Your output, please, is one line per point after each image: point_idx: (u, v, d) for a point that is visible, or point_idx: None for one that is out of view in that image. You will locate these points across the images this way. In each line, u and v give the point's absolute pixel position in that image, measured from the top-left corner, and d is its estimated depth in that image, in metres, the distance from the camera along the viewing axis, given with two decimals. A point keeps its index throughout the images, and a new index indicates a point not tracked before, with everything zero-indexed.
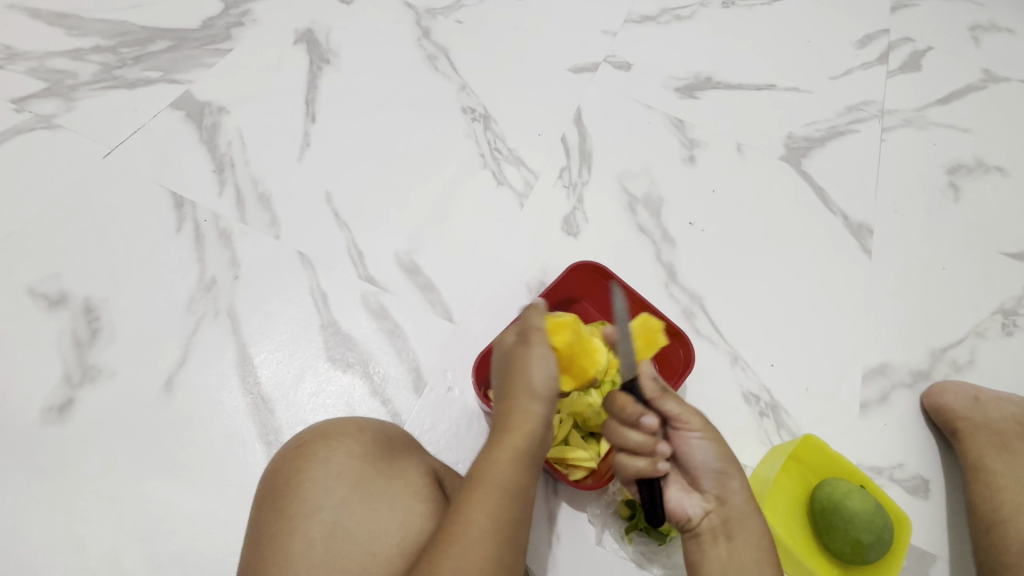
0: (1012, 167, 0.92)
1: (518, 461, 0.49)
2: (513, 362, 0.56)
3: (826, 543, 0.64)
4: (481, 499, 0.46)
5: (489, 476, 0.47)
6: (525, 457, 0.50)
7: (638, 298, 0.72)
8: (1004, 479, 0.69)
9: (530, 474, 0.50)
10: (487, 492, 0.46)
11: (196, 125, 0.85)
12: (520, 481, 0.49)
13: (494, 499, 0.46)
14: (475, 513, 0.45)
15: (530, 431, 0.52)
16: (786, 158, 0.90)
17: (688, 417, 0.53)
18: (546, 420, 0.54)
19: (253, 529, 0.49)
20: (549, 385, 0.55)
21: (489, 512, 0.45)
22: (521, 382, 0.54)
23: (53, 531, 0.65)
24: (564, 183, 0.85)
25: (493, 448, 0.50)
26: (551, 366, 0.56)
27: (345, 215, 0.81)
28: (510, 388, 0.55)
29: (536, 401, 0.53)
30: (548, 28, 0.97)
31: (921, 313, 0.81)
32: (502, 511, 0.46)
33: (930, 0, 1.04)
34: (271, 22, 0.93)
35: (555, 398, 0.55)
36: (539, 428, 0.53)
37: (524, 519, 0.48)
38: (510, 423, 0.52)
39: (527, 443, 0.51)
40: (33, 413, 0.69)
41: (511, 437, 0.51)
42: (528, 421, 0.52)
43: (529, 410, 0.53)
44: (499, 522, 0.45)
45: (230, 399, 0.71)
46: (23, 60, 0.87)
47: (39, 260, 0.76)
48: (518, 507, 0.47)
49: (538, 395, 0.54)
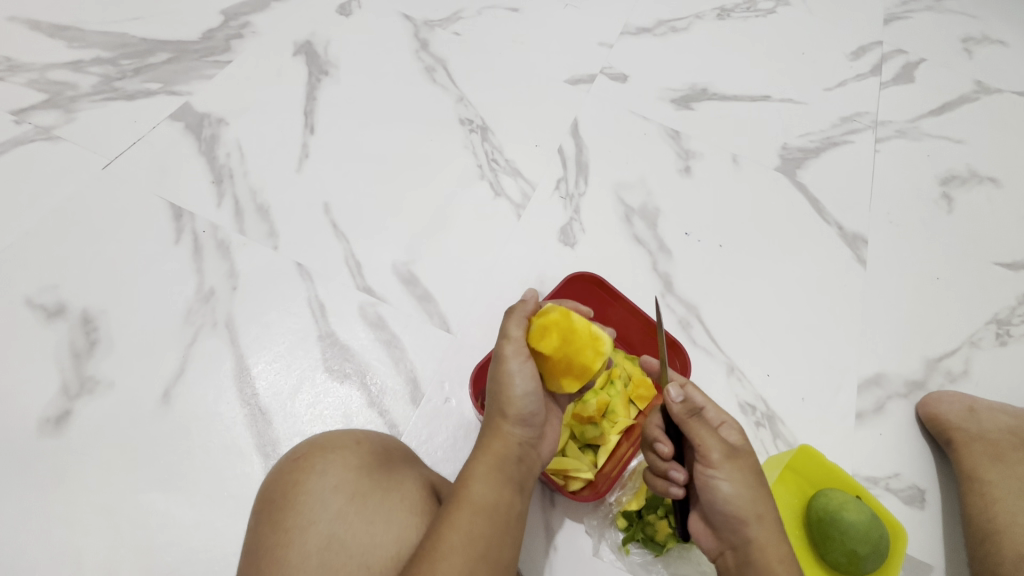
0: (1005, 178, 0.92)
1: (497, 480, 0.50)
2: (494, 381, 0.57)
3: (822, 554, 0.64)
4: (467, 519, 0.46)
5: (470, 496, 0.48)
6: (506, 475, 0.51)
7: (637, 312, 0.73)
8: (1000, 489, 0.69)
9: (515, 493, 0.50)
10: (467, 511, 0.46)
11: (195, 137, 0.86)
12: (502, 500, 0.49)
13: (479, 518, 0.46)
14: (458, 533, 0.45)
15: (508, 451, 0.53)
16: (781, 169, 0.91)
17: (711, 449, 0.54)
18: (523, 442, 0.54)
19: (250, 540, 0.49)
20: (526, 402, 0.55)
21: (475, 533, 0.45)
22: (500, 404, 0.55)
23: (50, 543, 0.65)
24: (561, 194, 0.86)
25: (473, 467, 0.50)
26: (530, 383, 0.56)
27: (344, 226, 0.82)
28: (490, 408, 0.56)
29: (510, 421, 0.54)
30: (546, 40, 0.98)
31: (916, 322, 0.82)
32: (486, 531, 0.46)
33: (923, 13, 1.05)
34: (270, 34, 0.94)
35: (532, 414, 0.55)
36: (515, 447, 0.53)
37: (513, 539, 0.48)
38: (489, 442, 0.53)
39: (503, 462, 0.51)
40: (30, 424, 0.69)
41: (490, 457, 0.51)
42: (504, 440, 0.53)
43: (503, 428, 0.54)
44: (483, 543, 0.45)
45: (228, 410, 0.71)
46: (24, 71, 0.88)
47: (38, 271, 0.76)
48: (503, 528, 0.47)
49: (514, 416, 0.54)
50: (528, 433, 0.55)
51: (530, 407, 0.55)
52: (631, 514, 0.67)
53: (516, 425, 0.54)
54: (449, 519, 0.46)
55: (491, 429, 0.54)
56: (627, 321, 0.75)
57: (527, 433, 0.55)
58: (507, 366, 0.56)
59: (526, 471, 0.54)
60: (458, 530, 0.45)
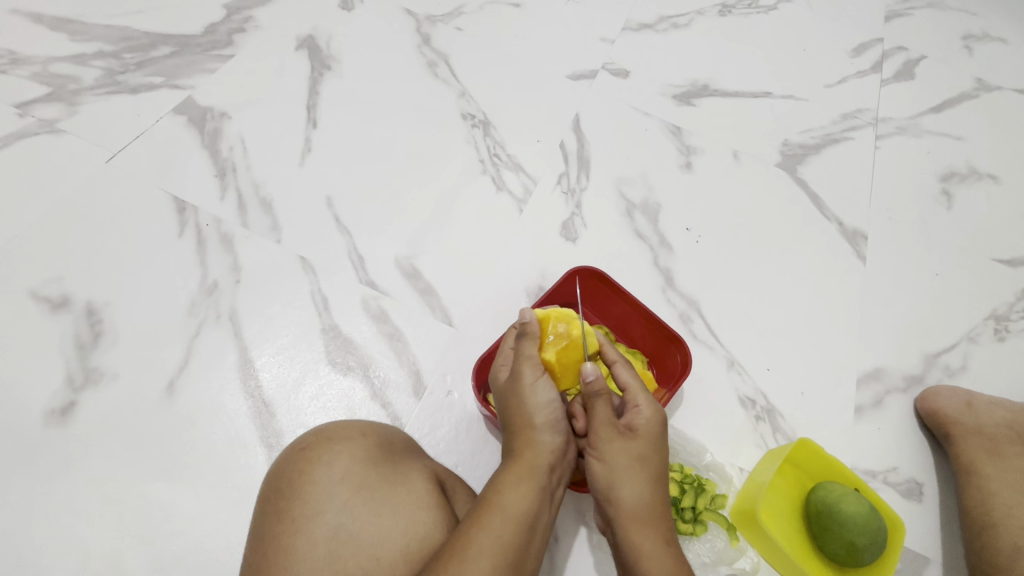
0: (1004, 175, 0.93)
1: (530, 490, 0.50)
2: (512, 395, 0.58)
3: (821, 545, 0.64)
4: (496, 522, 0.47)
5: (503, 505, 0.48)
6: (538, 487, 0.51)
7: (639, 306, 0.73)
8: (997, 482, 0.70)
9: (544, 506, 0.51)
10: (501, 520, 0.47)
11: (198, 130, 0.86)
12: (534, 511, 0.49)
13: (509, 526, 0.47)
14: (488, 538, 0.45)
15: (540, 460, 0.53)
16: (781, 165, 0.91)
17: (599, 426, 0.56)
18: (556, 453, 0.55)
19: (256, 527, 0.50)
20: (551, 413, 0.56)
21: (507, 538, 0.46)
22: (526, 414, 0.56)
23: (56, 531, 0.65)
24: (563, 189, 0.86)
25: (505, 477, 0.51)
26: (553, 393, 0.57)
27: (346, 221, 0.82)
28: (514, 419, 0.57)
29: (540, 431, 0.55)
30: (548, 34, 0.98)
31: (914, 316, 0.83)
32: (517, 541, 0.46)
33: (923, 9, 1.06)
34: (273, 29, 0.94)
35: (560, 423, 0.56)
36: (546, 458, 0.54)
37: (538, 549, 0.49)
38: (519, 453, 0.54)
39: (536, 473, 0.52)
40: (34, 415, 0.69)
41: (522, 466, 0.52)
42: (535, 451, 0.54)
43: (535, 439, 0.55)
44: (514, 549, 0.46)
45: (232, 402, 0.72)
46: (27, 64, 0.88)
47: (42, 264, 0.76)
48: (531, 536, 0.48)
49: (543, 427, 0.56)
50: (559, 441, 0.56)
51: (558, 416, 0.57)
52: None
53: (546, 434, 0.55)
54: (480, 524, 0.46)
55: (523, 440, 0.55)
56: (628, 316, 0.75)
57: (560, 439, 0.56)
58: (525, 379, 0.57)
59: (556, 482, 0.54)
60: (488, 534, 0.46)
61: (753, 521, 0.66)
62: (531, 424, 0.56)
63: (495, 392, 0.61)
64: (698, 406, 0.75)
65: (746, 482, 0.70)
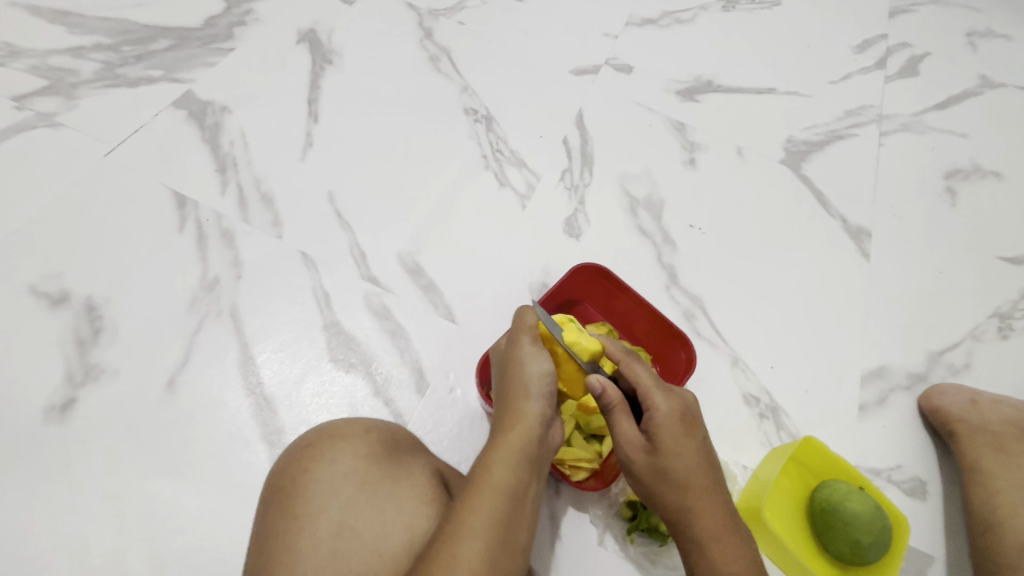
0: (1008, 172, 0.92)
1: (518, 463, 0.49)
2: (507, 365, 0.58)
3: (825, 543, 0.64)
4: (482, 498, 0.46)
5: (490, 479, 0.48)
6: (528, 459, 0.51)
7: (644, 303, 0.72)
8: (1002, 481, 0.69)
9: (532, 478, 0.51)
10: (488, 496, 0.46)
11: (198, 125, 0.85)
12: (521, 484, 0.49)
13: (500, 501, 0.46)
14: (477, 516, 0.45)
15: (530, 432, 0.52)
16: (786, 162, 0.91)
17: (625, 445, 0.54)
18: (545, 420, 0.54)
19: (258, 527, 0.49)
20: (544, 383, 0.56)
21: (495, 515, 0.45)
22: (519, 384, 0.56)
23: (56, 529, 0.65)
24: (566, 185, 0.86)
25: (492, 449, 0.50)
26: (546, 363, 0.57)
27: (348, 216, 0.81)
28: (508, 389, 0.56)
29: (531, 402, 0.54)
30: (550, 29, 0.97)
31: (919, 314, 0.82)
32: (505, 517, 0.46)
33: (927, 5, 1.05)
34: (273, 22, 0.93)
35: (551, 395, 0.56)
36: (535, 428, 0.53)
37: (525, 526, 0.48)
38: (507, 422, 0.53)
39: (527, 444, 0.51)
40: (35, 412, 0.68)
41: (513, 437, 0.51)
42: (526, 422, 0.53)
43: (524, 411, 0.54)
44: (502, 523, 0.45)
45: (233, 399, 0.71)
46: (24, 57, 0.87)
47: (41, 259, 0.76)
48: (519, 509, 0.48)
49: (534, 398, 0.55)
50: (548, 411, 0.55)
51: (550, 386, 0.56)
52: (635, 503, 0.67)
53: (536, 404, 0.54)
54: (469, 502, 0.46)
55: (513, 411, 0.54)
56: (631, 313, 0.75)
57: (549, 410, 0.55)
58: (523, 349, 0.57)
59: (545, 454, 0.54)
60: (477, 513, 0.45)
61: (759, 520, 0.66)
62: (522, 384, 0.55)
63: (495, 360, 0.61)
64: (701, 404, 0.75)
65: (751, 480, 0.70)
